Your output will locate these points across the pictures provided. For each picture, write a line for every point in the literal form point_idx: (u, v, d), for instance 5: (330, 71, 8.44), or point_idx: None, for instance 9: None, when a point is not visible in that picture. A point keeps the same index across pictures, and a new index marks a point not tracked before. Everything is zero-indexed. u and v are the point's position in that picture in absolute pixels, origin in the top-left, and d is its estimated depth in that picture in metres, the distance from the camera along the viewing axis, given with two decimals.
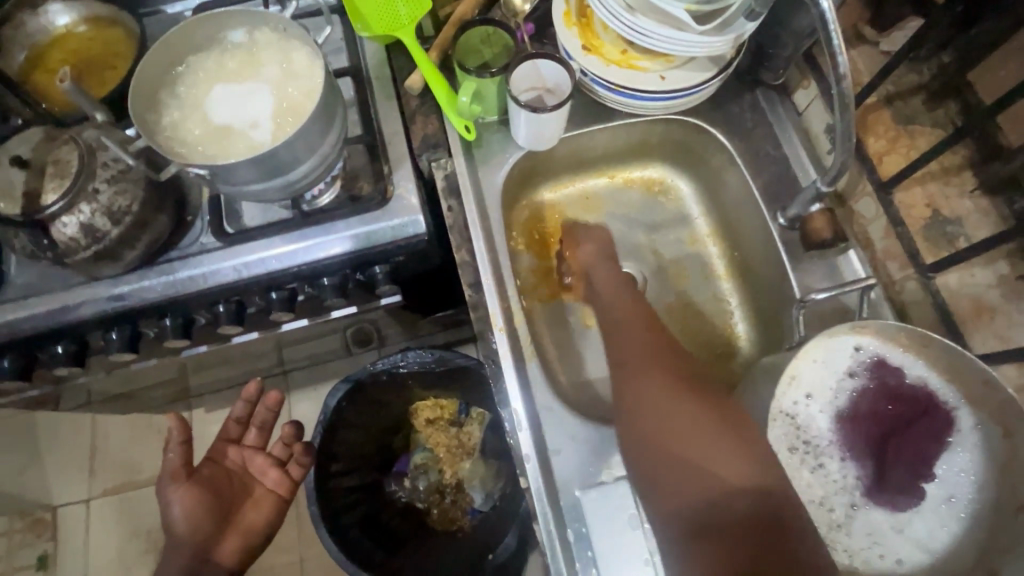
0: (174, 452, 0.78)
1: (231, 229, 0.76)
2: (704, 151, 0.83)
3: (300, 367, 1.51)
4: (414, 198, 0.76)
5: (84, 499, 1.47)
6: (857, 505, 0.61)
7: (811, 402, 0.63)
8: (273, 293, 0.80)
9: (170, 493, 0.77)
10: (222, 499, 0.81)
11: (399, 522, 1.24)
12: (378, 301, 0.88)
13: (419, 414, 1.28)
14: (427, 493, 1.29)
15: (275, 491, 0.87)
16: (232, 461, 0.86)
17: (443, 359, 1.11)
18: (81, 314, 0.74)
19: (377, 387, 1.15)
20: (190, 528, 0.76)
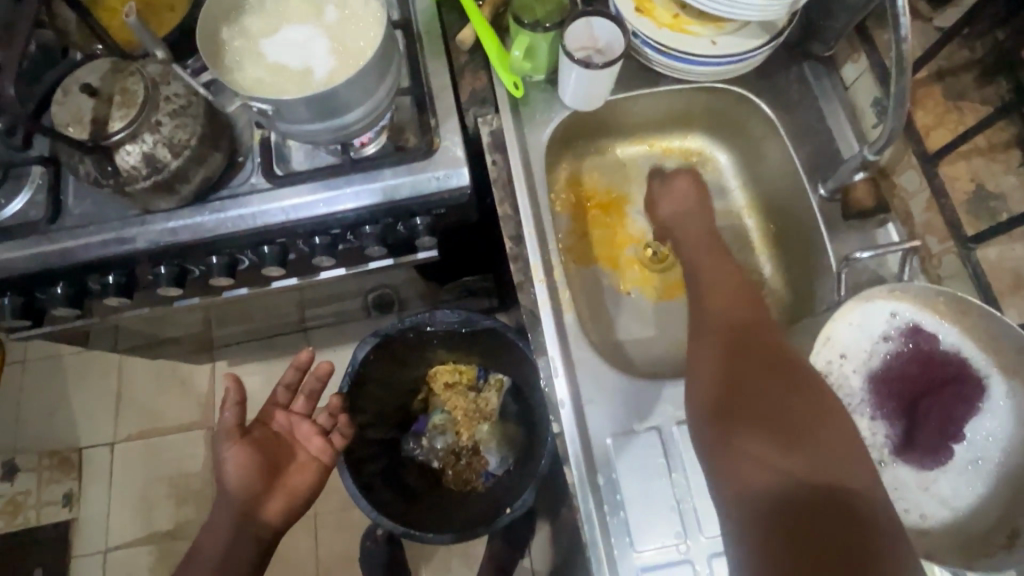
0: (229, 412, 0.83)
1: (280, 172, 0.78)
2: (746, 122, 0.83)
3: (317, 328, 1.52)
4: (459, 150, 0.78)
5: (108, 443, 1.51)
6: (886, 462, 0.63)
7: (845, 361, 0.65)
8: (317, 238, 0.82)
9: (225, 449, 0.82)
10: (270, 461, 0.84)
11: (415, 478, 1.26)
12: (415, 254, 0.90)
13: (437, 377, 1.30)
14: (442, 454, 1.31)
15: (318, 458, 0.88)
16: (280, 424, 0.89)
17: (468, 322, 1.14)
18: (135, 246, 0.77)
19: (402, 345, 1.18)
20: (241, 484, 0.80)
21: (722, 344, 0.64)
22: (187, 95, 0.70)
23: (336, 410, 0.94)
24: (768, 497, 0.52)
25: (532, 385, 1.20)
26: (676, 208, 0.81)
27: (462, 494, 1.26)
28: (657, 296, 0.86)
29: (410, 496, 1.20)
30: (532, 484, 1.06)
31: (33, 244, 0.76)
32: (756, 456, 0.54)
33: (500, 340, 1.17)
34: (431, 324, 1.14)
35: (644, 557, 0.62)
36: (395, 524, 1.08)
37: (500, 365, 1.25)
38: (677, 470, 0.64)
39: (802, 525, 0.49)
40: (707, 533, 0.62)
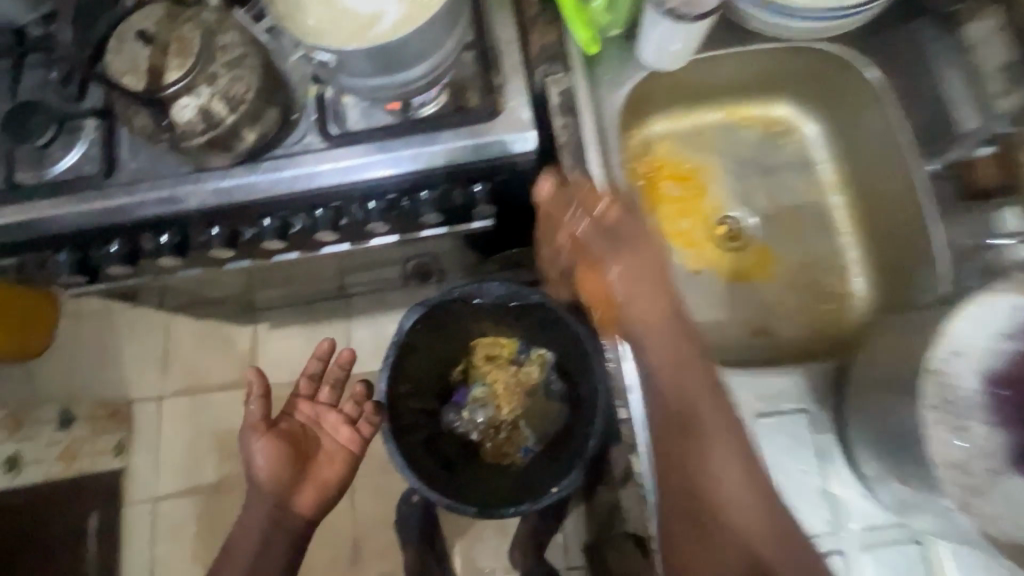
0: (255, 404, 0.86)
1: (336, 131, 0.75)
2: (843, 89, 0.75)
3: (353, 295, 1.50)
4: (526, 112, 0.72)
5: (156, 398, 1.55)
6: (999, 474, 0.53)
7: (961, 359, 0.54)
8: (373, 202, 0.78)
9: (253, 443, 0.85)
10: (299, 453, 0.87)
11: (455, 450, 1.25)
12: (470, 223, 0.86)
13: (478, 348, 1.27)
14: (482, 426, 1.28)
15: (344, 447, 0.91)
16: (306, 415, 0.92)
17: (514, 295, 1.11)
18: (190, 206, 0.74)
19: (448, 316, 1.16)
20: (271, 476, 0.84)
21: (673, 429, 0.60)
22: (243, 46, 0.66)
23: (360, 399, 0.96)
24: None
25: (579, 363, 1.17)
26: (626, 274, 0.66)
27: (501, 468, 1.23)
28: (729, 277, 0.80)
29: (451, 466, 1.20)
30: (580, 462, 1.06)
31: (89, 199, 0.74)
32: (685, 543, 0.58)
33: (547, 315, 1.14)
34: (479, 295, 1.12)
35: None
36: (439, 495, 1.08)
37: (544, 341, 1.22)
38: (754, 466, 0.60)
39: None
40: None
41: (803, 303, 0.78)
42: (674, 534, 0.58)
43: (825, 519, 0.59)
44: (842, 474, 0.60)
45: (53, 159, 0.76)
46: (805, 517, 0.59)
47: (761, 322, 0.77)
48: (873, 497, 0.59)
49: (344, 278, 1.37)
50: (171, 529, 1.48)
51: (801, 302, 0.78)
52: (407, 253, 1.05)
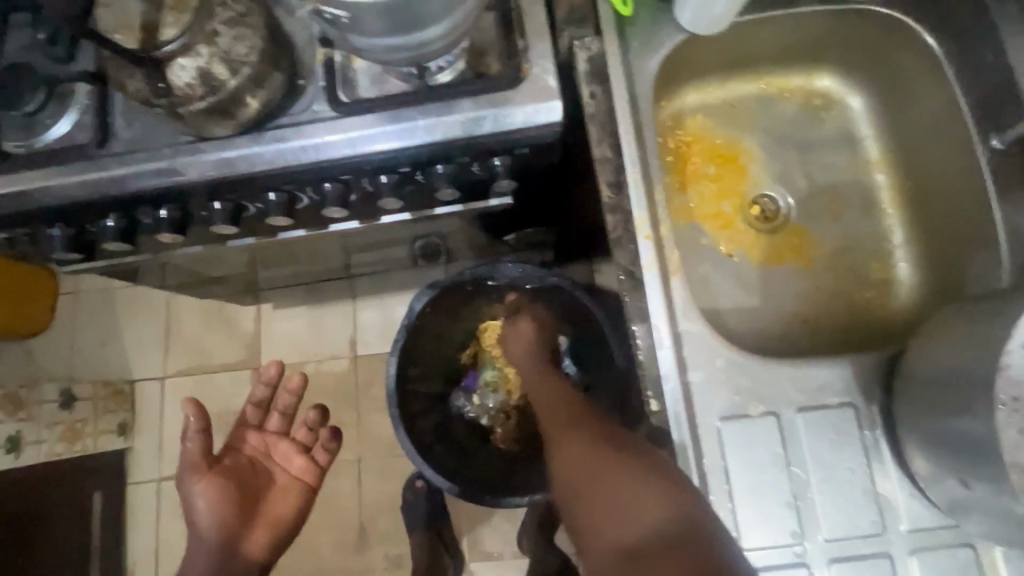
0: (192, 441, 0.84)
1: (346, 99, 0.69)
2: (894, 57, 0.69)
3: (359, 275, 1.46)
4: (552, 80, 0.67)
5: (159, 378, 1.52)
6: None
7: None
8: (384, 176, 0.73)
9: (192, 486, 0.83)
10: (246, 488, 0.88)
11: (465, 436, 1.21)
12: (487, 201, 0.81)
13: (488, 332, 1.23)
14: (492, 411, 1.24)
15: (299, 479, 0.96)
16: (254, 447, 0.95)
17: (529, 278, 1.07)
18: (190, 178, 0.69)
19: (460, 298, 1.12)
20: (216, 519, 0.83)
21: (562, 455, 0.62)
22: (245, 2, 0.61)
23: (313, 425, 0.99)
24: None
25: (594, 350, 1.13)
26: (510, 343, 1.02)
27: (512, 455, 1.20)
28: (763, 260, 0.75)
29: (461, 451, 1.17)
30: None
31: (83, 170, 0.69)
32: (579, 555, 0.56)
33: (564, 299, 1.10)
34: (494, 276, 1.08)
35: (752, 554, 0.55)
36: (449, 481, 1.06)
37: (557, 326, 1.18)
38: (795, 463, 0.56)
39: None
40: (827, 534, 0.55)
41: (842, 288, 0.73)
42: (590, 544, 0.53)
43: (870, 520, 0.55)
44: (888, 472, 0.56)
45: (43, 127, 0.72)
46: (848, 517, 0.55)
47: (796, 309, 0.73)
48: (922, 498, 0.55)
49: (349, 258, 1.33)
50: (175, 509, 1.46)
51: (839, 288, 0.73)
52: (417, 232, 1.00)
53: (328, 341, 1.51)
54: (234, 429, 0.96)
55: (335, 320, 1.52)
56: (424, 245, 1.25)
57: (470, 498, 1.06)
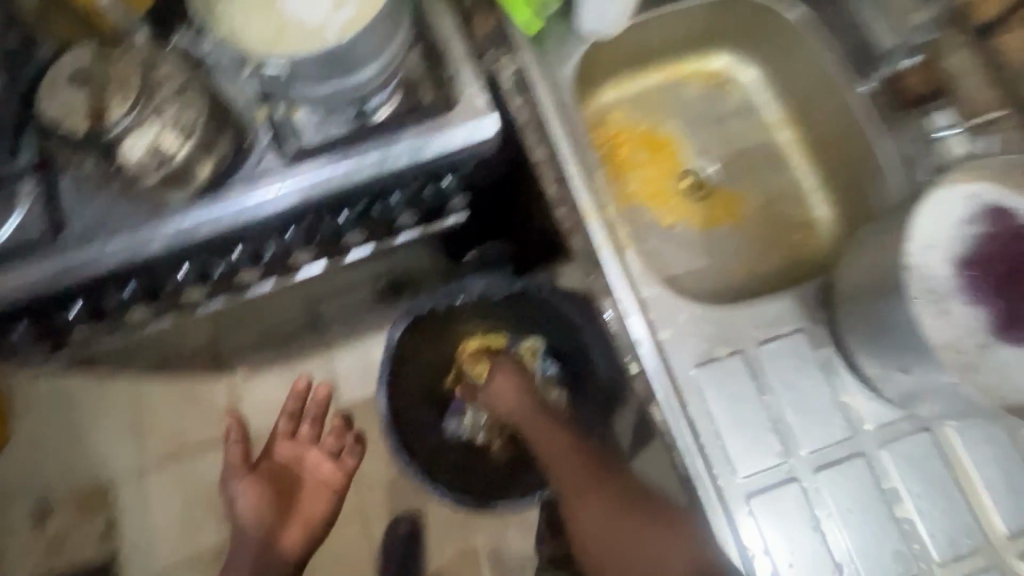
0: (234, 449, 1.04)
1: (293, 148, 0.73)
2: (769, 32, 0.80)
3: (328, 326, 1.47)
4: (482, 99, 0.72)
5: (135, 477, 1.44)
6: (989, 346, 0.55)
7: (929, 251, 0.55)
8: (344, 214, 0.77)
9: (235, 486, 1.01)
10: (280, 491, 1.03)
11: (462, 458, 1.19)
12: (443, 220, 0.87)
13: (468, 348, 1.18)
14: (484, 427, 1.21)
15: (326, 482, 1.06)
16: (290, 454, 1.08)
17: (495, 290, 1.15)
18: (153, 251, 0.71)
19: (434, 322, 1.17)
20: (254, 516, 0.99)
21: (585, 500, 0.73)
22: (184, 75, 0.65)
23: (338, 432, 1.10)
24: None
25: (572, 346, 1.19)
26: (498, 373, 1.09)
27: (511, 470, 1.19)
28: (703, 226, 0.83)
29: (464, 472, 1.18)
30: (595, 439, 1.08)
31: (40, 260, 0.69)
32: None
33: (534, 302, 1.18)
34: (463, 294, 1.14)
35: (747, 479, 0.60)
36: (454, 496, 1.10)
37: (536, 330, 1.21)
38: (767, 392, 0.63)
39: None
40: (808, 447, 0.61)
41: (775, 235, 0.82)
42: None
43: (841, 427, 0.62)
44: (847, 383, 0.63)
45: None
46: (823, 430, 0.62)
47: (740, 262, 0.81)
48: (882, 399, 0.62)
49: (316, 309, 1.34)
50: None
51: (772, 236, 0.82)
52: (380, 264, 1.04)
53: None
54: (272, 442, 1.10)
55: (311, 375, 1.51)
56: (388, 280, 1.30)
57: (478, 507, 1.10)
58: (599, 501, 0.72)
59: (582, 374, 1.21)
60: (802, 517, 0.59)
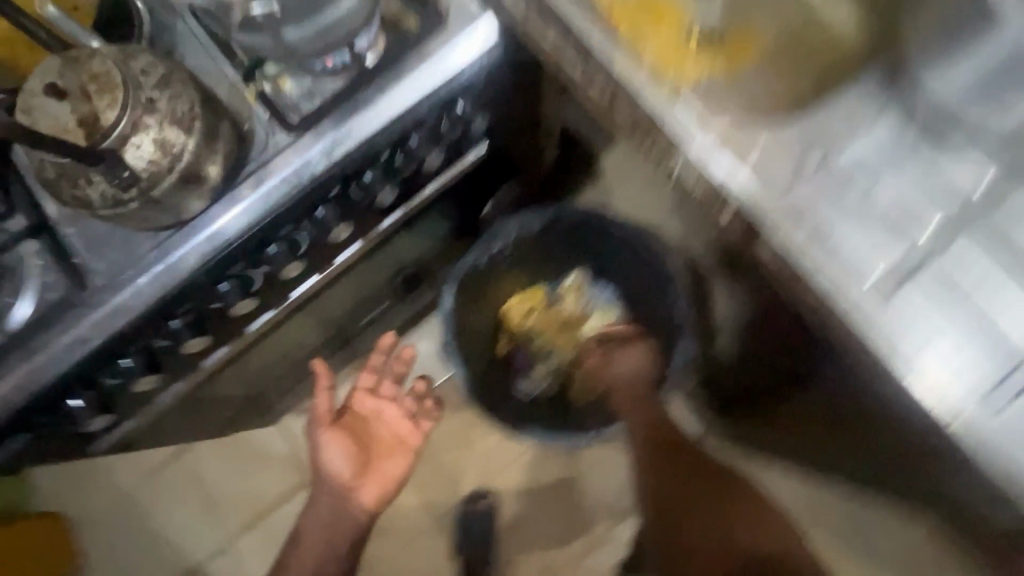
0: (320, 399, 0.95)
1: (295, 118, 0.67)
2: None
3: (359, 344, 1.39)
4: (473, 4, 0.69)
5: (224, 545, 1.41)
6: None
7: None
8: (369, 172, 0.71)
9: (320, 434, 0.96)
10: (360, 443, 0.99)
11: (546, 409, 1.24)
12: (466, 157, 0.82)
13: (509, 312, 1.26)
14: (556, 376, 1.26)
15: (403, 441, 1.03)
16: (369, 408, 1.02)
17: (532, 227, 1.13)
18: (190, 269, 0.65)
19: (477, 282, 1.18)
20: (333, 469, 0.97)
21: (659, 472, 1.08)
22: (162, 62, 0.59)
23: (420, 395, 1.05)
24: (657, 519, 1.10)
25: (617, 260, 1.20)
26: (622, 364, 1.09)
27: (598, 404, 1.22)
28: None
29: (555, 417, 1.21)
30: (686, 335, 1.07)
31: (83, 316, 0.64)
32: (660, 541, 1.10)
33: (569, 227, 1.17)
34: (499, 241, 1.11)
35: (885, 275, 0.57)
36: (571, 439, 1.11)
37: (573, 268, 1.26)
38: (874, 185, 0.59)
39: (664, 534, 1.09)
40: (935, 225, 0.58)
41: None
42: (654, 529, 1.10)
43: (958, 196, 0.58)
44: (953, 151, 0.59)
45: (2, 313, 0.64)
46: (943, 204, 0.58)
47: None
48: (991, 154, 0.59)
49: (348, 326, 1.26)
50: None
51: None
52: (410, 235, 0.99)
53: None
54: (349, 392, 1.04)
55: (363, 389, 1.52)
56: (408, 271, 1.21)
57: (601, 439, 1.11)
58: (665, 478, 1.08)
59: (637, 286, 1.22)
60: (952, 296, 0.56)
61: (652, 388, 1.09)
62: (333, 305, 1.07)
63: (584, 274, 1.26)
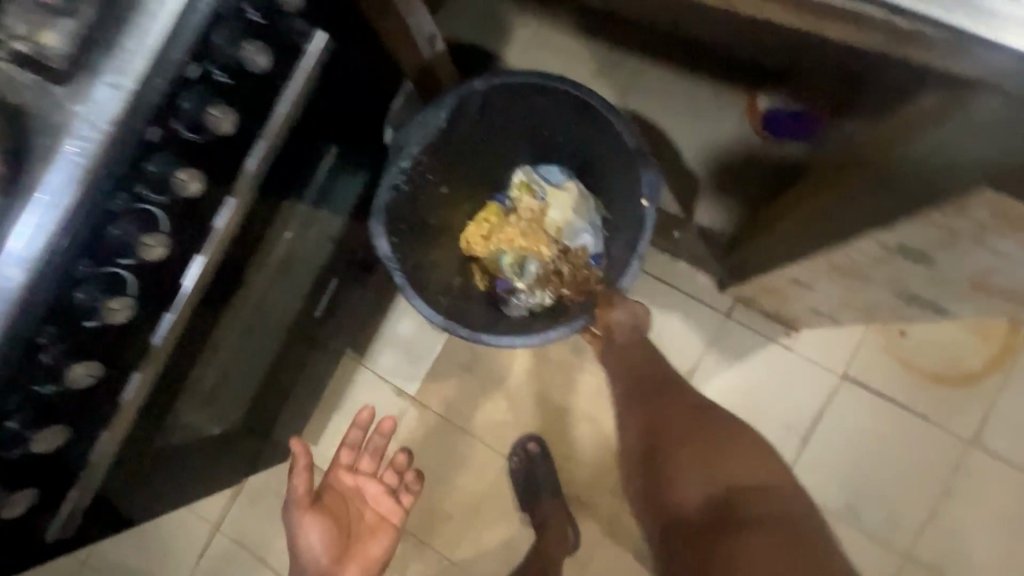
0: (299, 477, 0.93)
1: (60, 62, 0.52)
2: None
3: (339, 346, 1.31)
4: None
5: None
6: None
7: None
8: (184, 99, 0.57)
9: (300, 518, 0.96)
10: (342, 525, 1.01)
11: (548, 315, 1.18)
12: (307, 52, 0.68)
13: (472, 242, 1.22)
14: (543, 283, 1.21)
15: (388, 517, 1.08)
16: (349, 485, 1.07)
17: (433, 128, 1.03)
18: (19, 289, 0.52)
19: (414, 215, 1.12)
20: (314, 553, 0.96)
21: (652, 409, 1.12)
22: None
23: (398, 468, 1.12)
24: (641, 455, 1.09)
25: (540, 129, 1.16)
26: (626, 319, 1.12)
27: (593, 285, 1.17)
28: None
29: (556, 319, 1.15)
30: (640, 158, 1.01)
31: None
32: (642, 481, 1.08)
33: (479, 110, 1.07)
34: (409, 156, 1.03)
35: None
36: (572, 326, 1.03)
37: (509, 169, 1.25)
38: None
39: (647, 470, 1.07)
40: None
41: None
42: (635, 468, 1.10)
43: None
44: None
45: None
46: None
47: None
48: None
49: (317, 330, 1.17)
50: None
51: None
52: (319, 190, 0.93)
53: (381, 410, 1.44)
54: (327, 468, 1.07)
55: (363, 392, 1.46)
56: (346, 244, 1.11)
57: (617, 324, 1.12)
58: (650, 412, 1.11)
59: (573, 148, 1.17)
60: None
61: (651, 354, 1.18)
62: (279, 298, 1.00)
63: (525, 169, 1.23)
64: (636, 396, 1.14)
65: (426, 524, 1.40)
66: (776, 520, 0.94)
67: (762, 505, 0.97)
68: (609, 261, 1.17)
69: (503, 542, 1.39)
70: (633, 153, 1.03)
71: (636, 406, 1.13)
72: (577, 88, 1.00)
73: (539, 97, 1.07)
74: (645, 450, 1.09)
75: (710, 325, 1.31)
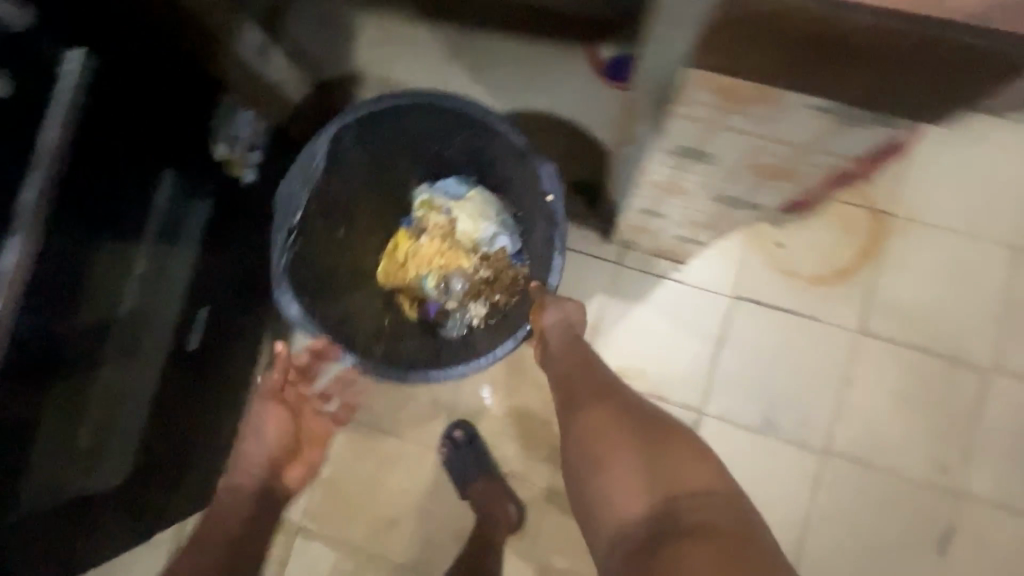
0: (274, 376, 1.23)
1: None
2: None
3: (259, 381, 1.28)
4: None
5: None
6: None
7: None
8: None
9: (265, 415, 1.24)
10: (289, 435, 1.26)
11: (487, 326, 1.17)
12: (63, 72, 0.70)
13: (391, 274, 1.19)
14: (475, 296, 1.19)
15: (323, 437, 1.32)
16: (289, 412, 1.26)
17: (315, 174, 1.02)
18: None
19: (317, 266, 1.10)
20: (258, 457, 1.21)
21: (589, 404, 0.90)
22: None
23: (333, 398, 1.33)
24: (575, 460, 0.88)
25: (429, 146, 1.14)
26: (552, 318, 1.00)
27: (522, 285, 1.16)
28: None
29: (497, 331, 1.14)
30: (532, 155, 1.01)
31: None
32: (578, 492, 0.87)
33: (357, 149, 1.07)
34: (298, 210, 1.02)
35: None
36: (515, 338, 1.04)
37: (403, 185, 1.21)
38: None
39: (580, 477, 0.86)
40: None
41: None
42: (571, 478, 0.88)
43: None
44: None
45: None
46: None
47: None
48: None
49: (199, 365, 1.11)
50: None
51: None
52: (162, 220, 0.95)
53: None
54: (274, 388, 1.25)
55: None
56: (206, 269, 1.06)
57: (550, 329, 1.00)
58: (588, 411, 0.90)
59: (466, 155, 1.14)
60: None
61: (586, 346, 1.00)
62: (154, 337, 0.98)
63: (425, 188, 1.20)
64: (572, 393, 0.94)
65: (371, 538, 1.35)
66: (725, 533, 0.72)
67: (713, 514, 0.75)
68: (532, 257, 1.15)
69: (452, 535, 1.35)
70: (523, 152, 1.03)
71: (570, 404, 0.93)
72: (448, 99, 1.00)
73: (416, 119, 1.06)
74: (579, 455, 0.87)
75: (606, 276, 1.33)
